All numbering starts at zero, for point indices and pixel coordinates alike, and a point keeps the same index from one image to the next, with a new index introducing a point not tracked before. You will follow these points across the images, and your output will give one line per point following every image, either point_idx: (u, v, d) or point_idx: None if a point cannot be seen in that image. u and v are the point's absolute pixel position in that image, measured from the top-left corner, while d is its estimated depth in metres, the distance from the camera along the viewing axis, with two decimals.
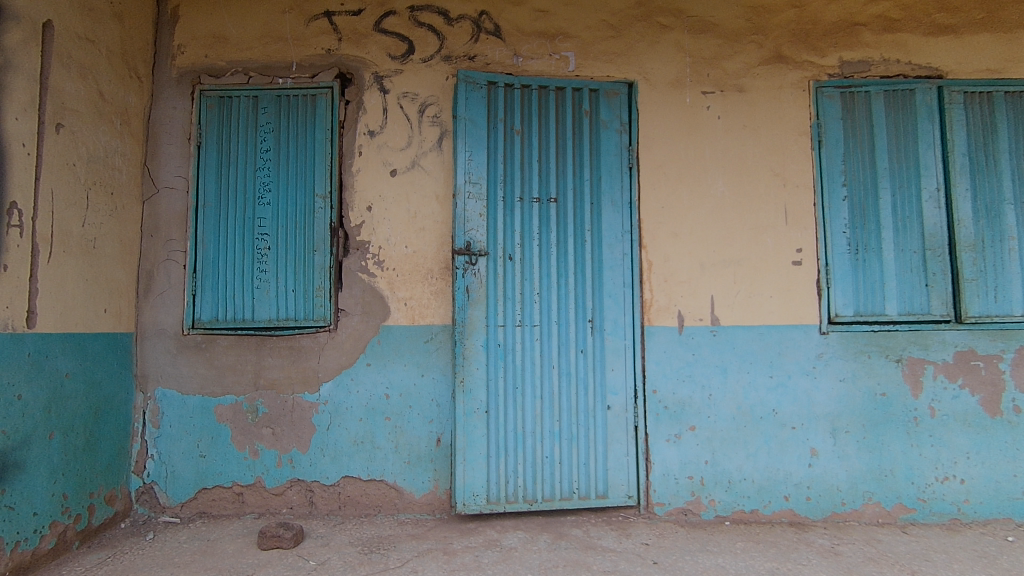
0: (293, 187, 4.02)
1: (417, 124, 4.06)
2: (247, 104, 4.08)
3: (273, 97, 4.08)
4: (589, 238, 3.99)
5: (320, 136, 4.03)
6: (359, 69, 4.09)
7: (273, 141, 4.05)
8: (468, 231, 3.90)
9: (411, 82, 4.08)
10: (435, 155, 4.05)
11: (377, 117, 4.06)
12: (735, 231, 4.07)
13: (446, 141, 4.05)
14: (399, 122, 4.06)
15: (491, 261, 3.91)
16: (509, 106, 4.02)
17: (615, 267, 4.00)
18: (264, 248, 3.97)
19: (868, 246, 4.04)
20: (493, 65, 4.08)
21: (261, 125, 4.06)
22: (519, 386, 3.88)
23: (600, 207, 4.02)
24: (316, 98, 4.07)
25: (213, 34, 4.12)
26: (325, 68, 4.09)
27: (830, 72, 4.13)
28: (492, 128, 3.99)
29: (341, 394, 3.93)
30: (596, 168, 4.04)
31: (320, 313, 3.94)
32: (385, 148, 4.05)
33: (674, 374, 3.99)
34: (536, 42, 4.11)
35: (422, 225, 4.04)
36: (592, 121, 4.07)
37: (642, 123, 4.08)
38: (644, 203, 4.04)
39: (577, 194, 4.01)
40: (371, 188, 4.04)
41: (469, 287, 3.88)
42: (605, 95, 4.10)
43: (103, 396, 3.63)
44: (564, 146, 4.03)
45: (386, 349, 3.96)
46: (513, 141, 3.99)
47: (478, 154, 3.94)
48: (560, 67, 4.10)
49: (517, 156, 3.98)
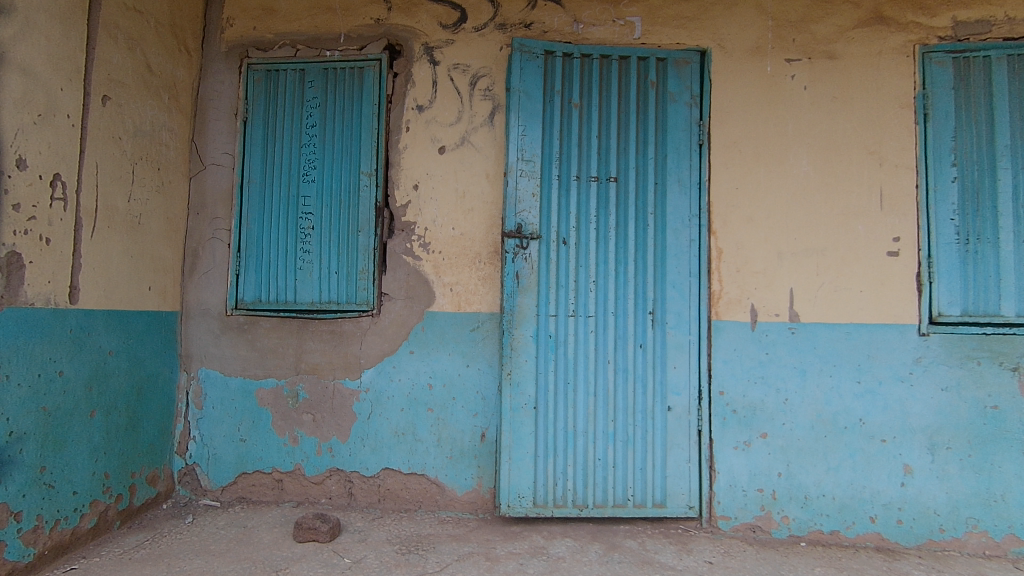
0: (338, 165, 3.86)
1: (468, 99, 3.80)
2: (293, 78, 3.93)
3: (321, 70, 3.91)
4: (653, 222, 3.62)
5: (366, 111, 3.83)
6: (409, 40, 3.86)
7: (319, 117, 3.89)
8: (520, 212, 3.60)
9: (463, 53, 3.82)
10: (486, 132, 3.78)
11: (426, 91, 3.83)
12: (821, 216, 3.60)
13: (497, 116, 3.77)
14: (449, 96, 3.81)
15: (544, 245, 3.61)
16: (566, 77, 3.68)
17: (681, 254, 3.61)
18: (308, 228, 3.85)
19: (982, 236, 3.48)
20: (551, 33, 3.76)
21: (307, 100, 3.90)
22: (570, 382, 3.57)
23: (666, 187, 3.62)
24: (363, 71, 3.87)
25: (262, 6, 3.99)
26: (373, 40, 3.88)
27: (941, 34, 3.57)
28: (548, 101, 3.65)
29: (382, 382, 3.75)
30: (661, 145, 3.65)
31: (364, 297, 3.78)
32: (433, 124, 3.82)
33: (744, 374, 3.58)
34: (598, 7, 3.75)
35: (471, 206, 3.78)
36: (659, 93, 3.67)
37: (716, 94, 3.66)
38: (714, 184, 3.63)
39: (640, 174, 3.64)
40: (419, 166, 3.82)
41: (518, 273, 3.59)
42: (674, 64, 3.69)
43: (147, 374, 3.57)
44: (627, 121, 3.66)
45: (430, 337, 3.75)
46: (571, 115, 3.65)
47: (533, 130, 3.62)
48: (624, 34, 3.73)
49: (574, 131, 3.65)
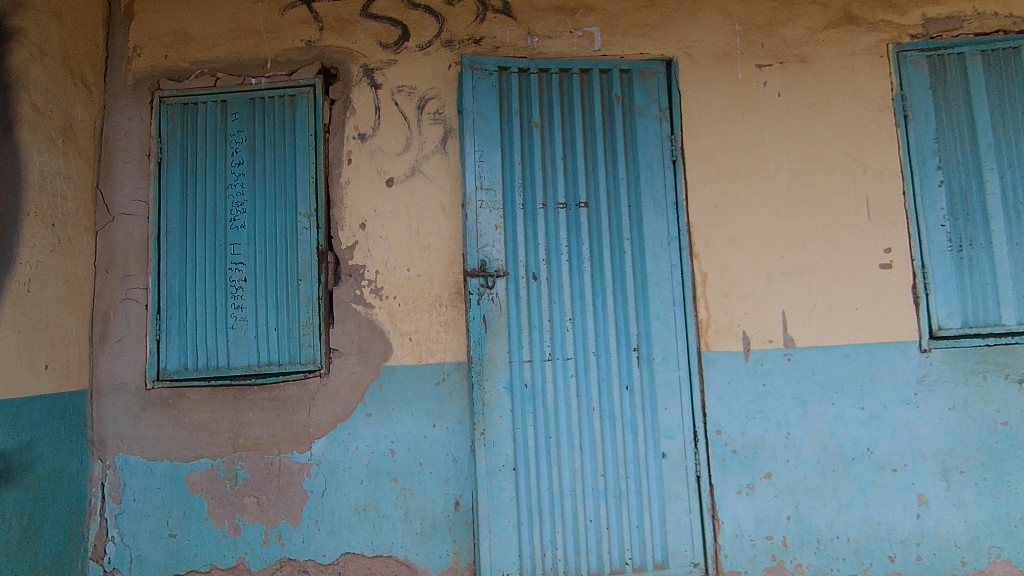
0: (271, 206, 3.37)
1: (416, 124, 3.39)
2: (214, 110, 3.44)
3: (246, 100, 3.44)
4: (629, 249, 3.27)
5: (301, 144, 3.39)
6: (346, 62, 3.44)
7: (246, 153, 3.40)
8: (482, 247, 3.20)
9: (407, 74, 3.42)
10: (439, 159, 3.37)
11: (367, 117, 3.41)
12: (807, 230, 3.32)
13: (451, 141, 3.37)
14: (395, 122, 3.40)
15: (512, 282, 3.20)
16: (524, 96, 3.31)
17: (663, 282, 3.25)
18: (239, 280, 3.34)
19: (975, 241, 3.25)
20: (504, 48, 3.41)
21: (231, 135, 3.42)
22: (552, 436, 3.15)
23: (640, 210, 3.29)
24: (294, 99, 3.42)
25: (173, 32, 3.52)
26: (305, 64, 3.45)
27: (913, 33, 3.40)
28: (506, 122, 3.28)
29: (337, 452, 3.25)
30: (632, 165, 3.33)
31: (308, 355, 3.30)
32: (379, 153, 3.39)
33: (741, 411, 3.24)
34: (554, 19, 3.44)
35: (426, 243, 3.36)
36: (625, 108, 3.36)
37: (685, 107, 3.37)
38: (692, 203, 3.32)
39: (611, 197, 3.30)
40: (365, 202, 3.39)
41: (485, 316, 3.17)
42: (639, 76, 3.39)
43: (46, 473, 3.00)
44: (593, 140, 3.32)
45: (389, 395, 3.29)
46: (532, 137, 3.29)
47: (491, 155, 3.23)
48: (584, 47, 3.41)
49: (537, 154, 3.28)
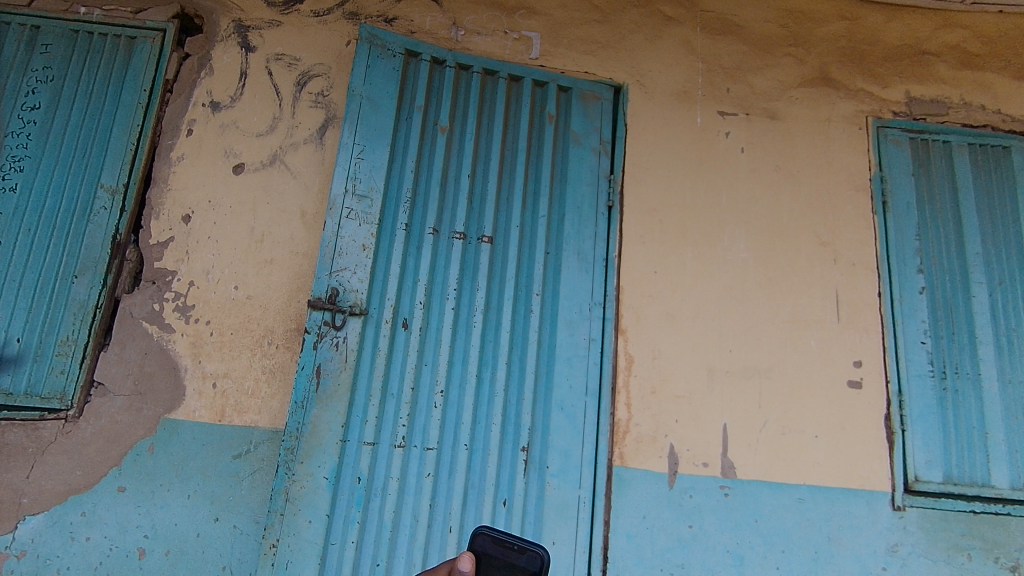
0: (61, 169, 2.44)
1: (289, 103, 2.59)
2: (19, 36, 2.57)
3: (67, 33, 2.61)
4: (538, 308, 2.46)
5: (126, 100, 2.54)
6: (215, 12, 2.68)
7: (46, 97, 2.51)
8: (337, 270, 2.28)
9: (292, 41, 2.67)
10: (310, 150, 2.55)
11: (227, 83, 2.60)
12: (767, 327, 2.60)
13: (330, 131, 2.57)
14: (262, 95, 2.59)
15: (371, 325, 2.30)
16: (433, 91, 2.57)
17: (576, 361, 2.42)
18: None
19: (959, 369, 2.60)
20: (420, 34, 2.72)
21: (32, 70, 2.54)
22: (382, 561, 2.14)
23: (560, 259, 2.51)
24: (134, 43, 2.62)
25: None
26: (159, 3, 2.67)
27: (895, 109, 2.91)
28: (403, 117, 2.50)
29: (55, 541, 2.15)
30: (556, 202, 2.58)
31: (57, 386, 2.27)
32: (232, 130, 2.56)
33: (655, 563, 2.32)
34: (486, 13, 2.78)
35: (269, 255, 2.45)
36: (558, 131, 2.66)
37: (631, 146, 2.71)
38: (624, 264, 2.57)
39: (525, 236, 2.52)
40: (198, 188, 2.49)
41: (320, 367, 2.21)
42: (580, 98, 2.72)
43: None
44: (511, 163, 2.58)
45: (161, 465, 2.24)
46: (434, 143, 2.51)
47: (375, 154, 2.40)
48: (518, 52, 2.75)
49: (436, 165, 2.49)
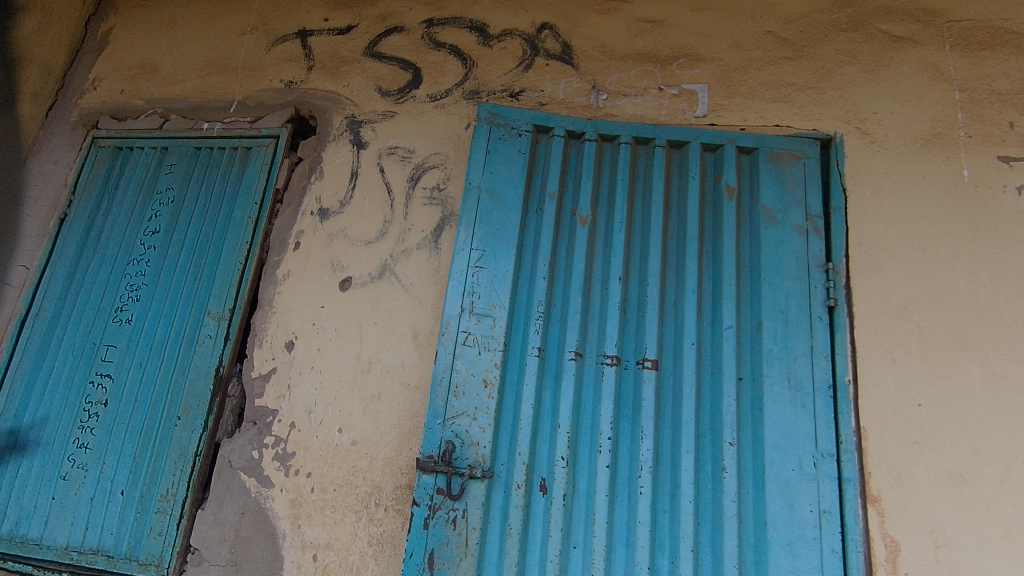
0: (173, 297, 2.27)
1: (401, 201, 2.21)
2: (148, 159, 2.52)
3: (189, 150, 2.49)
4: (736, 464, 1.66)
5: (238, 214, 2.32)
6: (328, 110, 2.42)
7: (166, 218, 2.39)
8: (454, 418, 1.73)
9: (407, 131, 2.30)
10: (424, 256, 2.12)
11: (338, 185, 2.29)
12: None
13: (448, 231, 2.14)
14: (374, 196, 2.24)
15: (498, 491, 1.69)
16: (569, 173, 2.01)
17: (811, 554, 1.57)
18: (96, 402, 2.18)
19: None
20: (552, 104, 2.21)
21: (157, 192, 2.45)
22: None
23: (762, 391, 1.72)
24: (248, 154, 2.42)
25: (141, 64, 2.75)
26: (276, 109, 2.48)
27: None
28: (532, 210, 1.96)
29: None
30: (745, 306, 1.82)
31: (151, 552, 1.96)
32: (340, 238, 2.21)
33: None
34: (636, 69, 2.21)
35: (377, 389, 2.00)
36: (740, 207, 1.93)
37: (850, 215, 1.87)
38: (865, 397, 1.70)
39: (705, 356, 1.78)
40: (303, 310, 2.15)
41: (433, 558, 1.62)
42: (770, 158, 1.97)
43: None
44: (676, 258, 1.89)
45: None
46: (574, 239, 1.93)
47: (500, 259, 1.88)
48: (678, 110, 2.10)
49: (577, 267, 1.89)
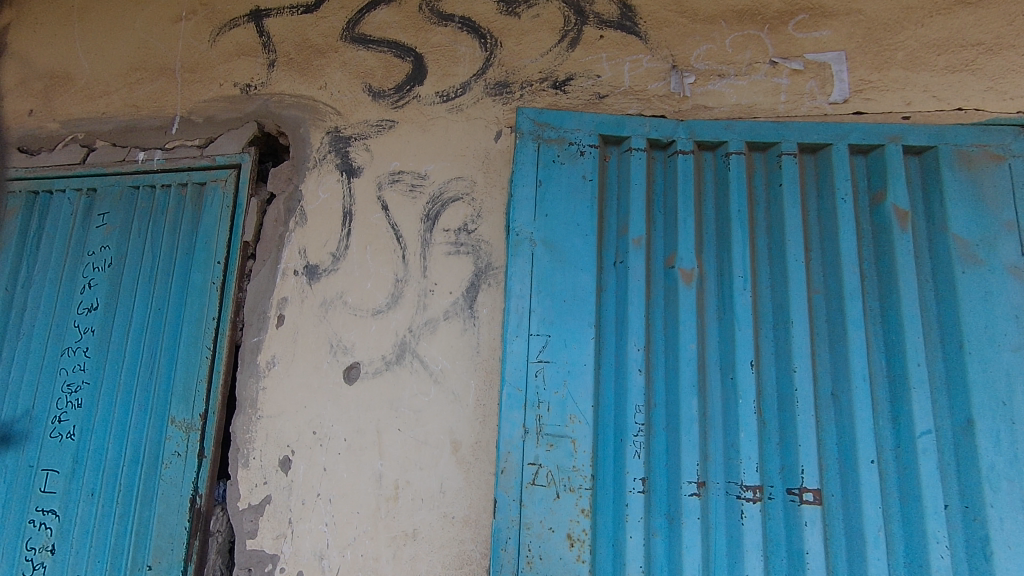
0: (121, 399, 1.71)
1: (416, 251, 1.61)
2: (75, 207, 1.91)
3: (126, 192, 1.88)
4: None
5: (196, 281, 1.73)
6: (303, 124, 1.78)
7: (104, 290, 1.81)
8: None
9: (414, 150, 1.68)
10: (455, 331, 1.54)
11: (327, 232, 1.68)
12: None
13: (484, 294, 1.54)
14: (378, 246, 1.64)
15: None
16: (657, 205, 1.39)
17: None
18: (40, 546, 1.67)
19: None
20: (616, 96, 1.55)
21: (88, 254, 1.86)
22: None
23: (991, 532, 1.14)
24: (202, 193, 1.80)
25: (52, 74, 2.09)
26: (232, 126, 1.84)
27: None
28: (610, 267, 1.35)
29: None
30: (940, 394, 1.23)
31: None
32: (338, 309, 1.63)
33: None
34: (732, 34, 1.53)
35: (409, 525, 1.47)
36: (919, 241, 1.30)
37: None
38: None
39: (893, 478, 1.20)
40: (300, 413, 1.59)
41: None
42: (958, 160, 1.32)
43: None
44: (828, 327, 1.29)
45: None
46: (679, 307, 1.31)
47: (574, 347, 1.29)
48: (804, 94, 1.45)
49: (687, 351, 1.29)
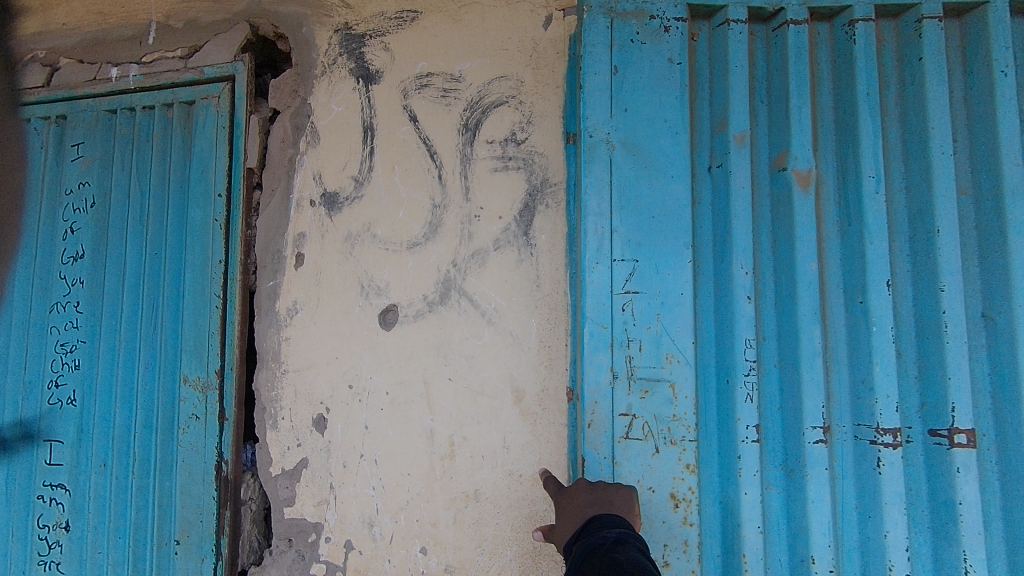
0: (124, 359, 1.49)
1: (454, 170, 1.34)
2: (43, 140, 1.62)
3: (102, 118, 1.59)
4: None
5: (195, 219, 1.47)
6: (306, 23, 1.47)
7: (89, 235, 1.56)
8: None
9: (445, 46, 1.38)
10: (509, 263, 1.30)
11: (347, 152, 1.41)
12: None
13: (541, 216, 1.30)
14: (408, 166, 1.37)
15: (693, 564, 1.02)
16: (759, 93, 1.11)
17: None
18: (54, 522, 1.49)
19: None
20: None
21: (66, 193, 1.59)
22: None
23: None
24: (191, 114, 1.51)
25: None
26: (219, 31, 1.52)
27: None
28: (705, 173, 1.09)
29: None
30: None
31: None
32: (366, 244, 1.38)
33: None
34: None
35: (470, 486, 1.28)
36: None
37: None
38: None
39: None
40: (333, 366, 1.38)
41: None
42: None
43: None
44: (978, 237, 1.04)
45: None
46: (795, 218, 1.06)
47: (667, 274, 1.05)
48: None
49: (807, 272, 1.05)
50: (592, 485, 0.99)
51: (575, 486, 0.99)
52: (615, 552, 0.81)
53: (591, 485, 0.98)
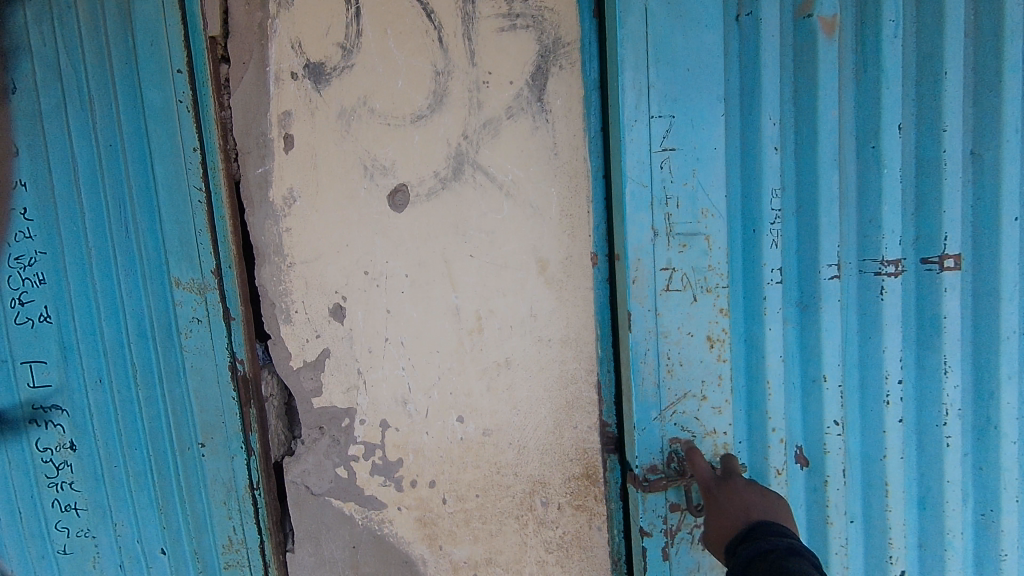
0: (98, 267, 1.34)
1: (456, 31, 1.24)
2: None
3: None
4: None
5: (152, 101, 1.27)
6: None
7: (19, 128, 1.32)
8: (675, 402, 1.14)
9: None
10: (525, 132, 1.26)
11: (328, 14, 1.25)
12: None
13: (554, 79, 1.25)
14: (402, 29, 1.24)
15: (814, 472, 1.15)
16: None
17: None
18: (56, 443, 1.41)
19: None
20: None
21: None
22: None
23: None
24: None
25: None
26: None
27: None
28: (734, 22, 1.08)
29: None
30: None
31: None
32: (364, 120, 1.28)
33: None
34: None
35: (501, 355, 1.33)
36: None
37: None
38: None
39: None
40: (344, 253, 1.32)
41: (644, 531, 1.16)
42: None
43: None
44: (975, 78, 1.11)
45: None
46: (818, 65, 1.09)
47: (702, 129, 1.08)
48: None
49: (828, 120, 1.10)
50: (765, 492, 1.04)
51: (738, 484, 1.07)
52: (787, 561, 0.82)
53: (761, 490, 1.04)
